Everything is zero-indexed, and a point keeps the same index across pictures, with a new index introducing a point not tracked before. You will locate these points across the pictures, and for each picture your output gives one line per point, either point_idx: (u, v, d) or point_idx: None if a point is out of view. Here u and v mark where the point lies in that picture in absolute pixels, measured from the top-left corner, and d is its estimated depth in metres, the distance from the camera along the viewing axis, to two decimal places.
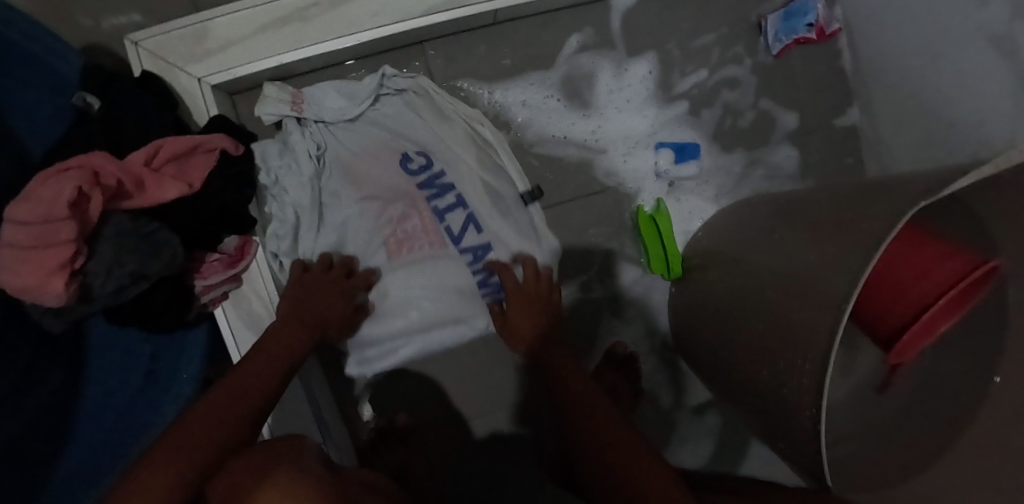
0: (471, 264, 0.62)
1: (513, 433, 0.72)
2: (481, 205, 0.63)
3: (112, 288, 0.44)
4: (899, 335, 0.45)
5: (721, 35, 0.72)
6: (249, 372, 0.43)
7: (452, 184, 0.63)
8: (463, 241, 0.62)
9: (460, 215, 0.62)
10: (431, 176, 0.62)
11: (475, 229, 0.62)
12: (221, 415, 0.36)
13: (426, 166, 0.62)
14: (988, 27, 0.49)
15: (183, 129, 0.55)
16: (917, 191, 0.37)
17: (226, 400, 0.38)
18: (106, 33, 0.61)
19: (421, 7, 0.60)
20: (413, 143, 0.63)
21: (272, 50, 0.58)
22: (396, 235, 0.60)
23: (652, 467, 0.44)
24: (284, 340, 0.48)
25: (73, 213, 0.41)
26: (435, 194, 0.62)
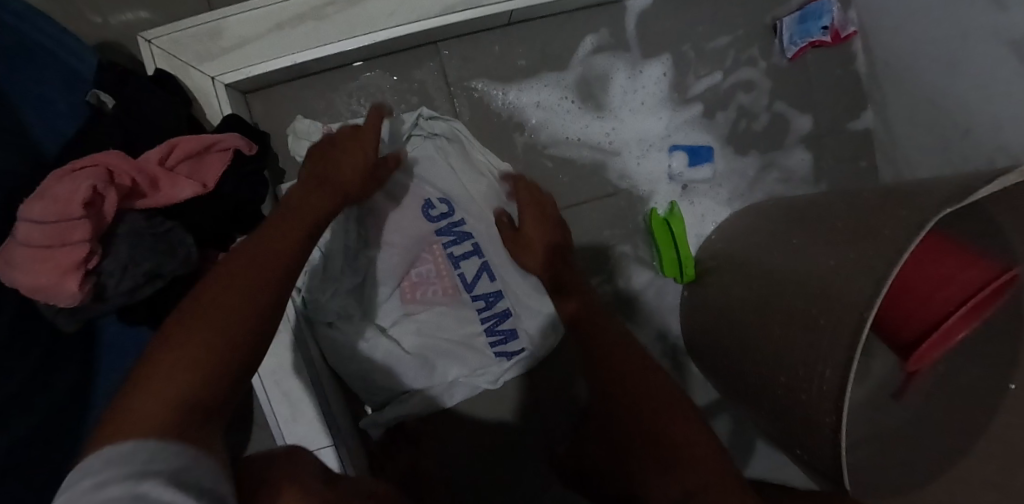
0: (483, 310, 0.66)
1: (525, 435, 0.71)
2: (495, 255, 0.66)
3: (127, 287, 0.44)
4: (920, 342, 0.44)
5: (737, 37, 0.72)
6: (253, 256, 0.36)
7: (470, 232, 0.66)
8: (476, 289, 0.66)
9: (474, 262, 0.66)
10: (451, 223, 0.66)
11: (488, 277, 0.66)
12: (234, 308, 0.30)
13: (447, 214, 0.65)
14: (1009, 31, 0.49)
15: (196, 128, 0.55)
16: (943, 197, 0.37)
17: (233, 287, 0.32)
18: (118, 29, 0.61)
19: (437, 7, 0.59)
20: (438, 190, 0.66)
21: (285, 49, 0.57)
22: (412, 283, 0.65)
23: (687, 417, 0.45)
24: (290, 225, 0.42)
25: (88, 213, 0.41)
26: (452, 241, 0.66)
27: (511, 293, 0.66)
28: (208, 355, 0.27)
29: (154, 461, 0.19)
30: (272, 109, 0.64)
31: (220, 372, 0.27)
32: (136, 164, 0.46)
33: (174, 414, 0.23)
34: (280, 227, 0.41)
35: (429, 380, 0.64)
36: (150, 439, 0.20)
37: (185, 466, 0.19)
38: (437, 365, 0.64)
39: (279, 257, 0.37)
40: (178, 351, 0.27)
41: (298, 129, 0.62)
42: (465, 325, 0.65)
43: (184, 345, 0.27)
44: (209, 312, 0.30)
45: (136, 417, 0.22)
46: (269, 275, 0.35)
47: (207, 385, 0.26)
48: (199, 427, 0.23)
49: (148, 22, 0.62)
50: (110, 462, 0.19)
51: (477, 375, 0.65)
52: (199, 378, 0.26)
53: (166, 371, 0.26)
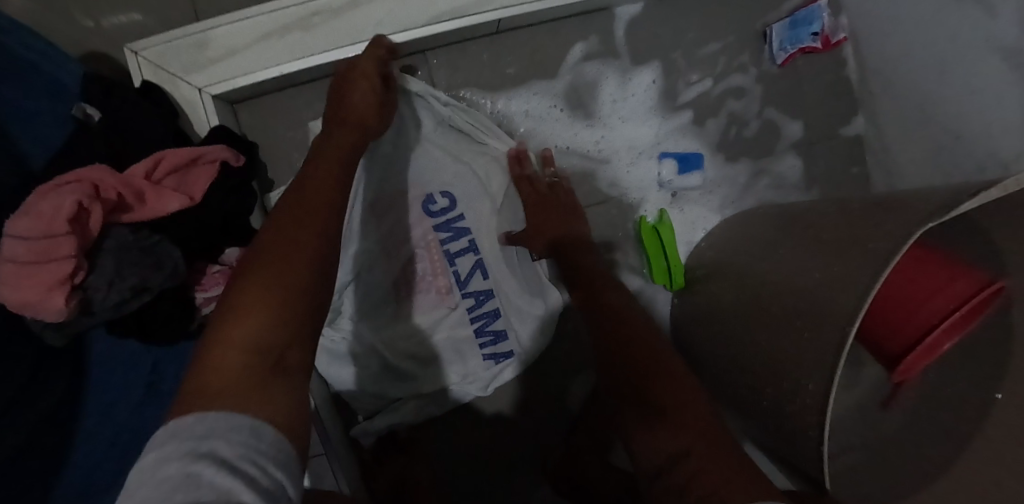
0: (473, 308, 0.66)
1: (519, 440, 0.70)
2: (491, 253, 0.66)
3: (114, 302, 0.44)
4: (904, 356, 0.44)
5: (727, 43, 0.72)
6: (293, 215, 0.38)
7: (468, 228, 0.66)
8: (468, 286, 0.66)
9: (469, 260, 0.66)
10: (449, 219, 0.66)
11: (481, 275, 0.66)
12: (280, 271, 0.33)
13: (447, 209, 0.65)
14: (1000, 40, 0.48)
15: (183, 139, 0.55)
16: (925, 212, 0.37)
17: (279, 247, 0.35)
18: (107, 34, 0.61)
19: (424, 16, 0.59)
20: (437, 184, 0.66)
21: (272, 60, 0.57)
22: (408, 277, 0.65)
23: (681, 386, 0.44)
24: (325, 181, 0.43)
25: (73, 228, 0.41)
26: (450, 237, 0.66)
27: (506, 293, 0.66)
28: (267, 319, 0.30)
29: (207, 440, 0.22)
30: (261, 119, 0.65)
31: (264, 335, 0.30)
32: (123, 178, 0.46)
33: (244, 378, 0.28)
34: (316, 185, 0.42)
35: (419, 387, 0.64)
36: (216, 409, 0.25)
37: (229, 448, 0.22)
38: (429, 371, 0.65)
39: (315, 215, 0.39)
40: (241, 313, 0.30)
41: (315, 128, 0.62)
42: (454, 328, 0.65)
43: (246, 305, 0.31)
44: (262, 274, 0.32)
45: (211, 385, 0.27)
46: (313, 237, 0.37)
47: (270, 345, 0.30)
48: (262, 392, 0.27)
49: (137, 31, 0.62)
50: (173, 436, 0.23)
51: (468, 382, 0.65)
52: (260, 339, 0.30)
53: (225, 345, 0.29)
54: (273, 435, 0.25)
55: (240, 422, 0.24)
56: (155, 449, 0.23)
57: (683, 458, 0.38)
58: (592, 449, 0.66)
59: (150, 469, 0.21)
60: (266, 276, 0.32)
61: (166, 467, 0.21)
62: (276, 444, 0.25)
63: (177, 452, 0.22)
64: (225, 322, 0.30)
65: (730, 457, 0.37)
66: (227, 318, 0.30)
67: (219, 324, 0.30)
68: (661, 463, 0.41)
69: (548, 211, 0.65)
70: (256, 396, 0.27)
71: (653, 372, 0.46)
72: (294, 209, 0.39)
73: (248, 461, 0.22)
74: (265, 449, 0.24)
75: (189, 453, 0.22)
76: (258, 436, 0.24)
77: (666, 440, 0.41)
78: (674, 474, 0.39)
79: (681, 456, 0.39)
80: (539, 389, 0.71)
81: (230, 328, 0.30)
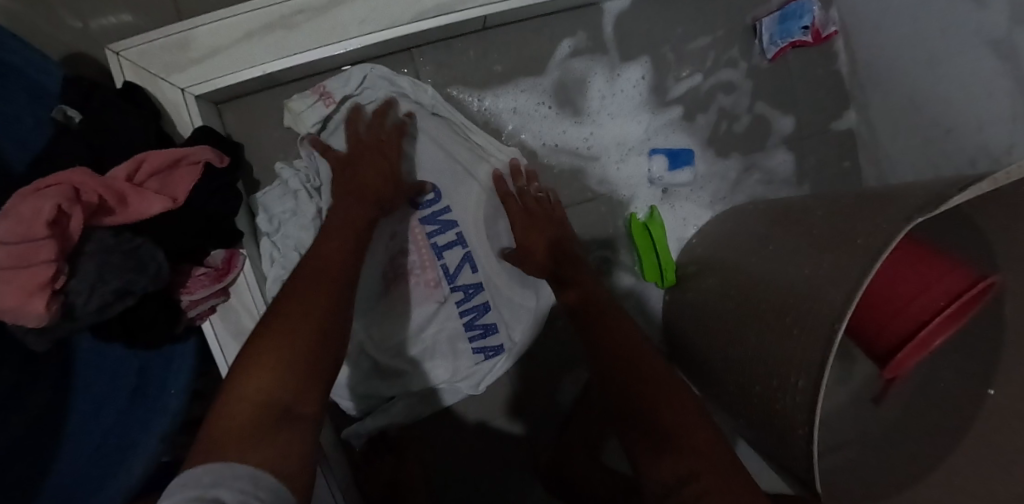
0: (461, 301, 0.65)
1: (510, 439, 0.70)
2: (479, 245, 0.65)
3: (96, 306, 0.43)
4: (896, 351, 0.43)
5: (716, 38, 0.71)
6: (305, 285, 0.41)
7: (455, 220, 0.65)
8: (457, 279, 0.65)
9: (458, 252, 0.65)
10: (435, 212, 0.65)
11: (470, 268, 0.65)
12: (301, 324, 0.37)
13: (433, 201, 0.65)
14: (989, 31, 0.48)
15: (165, 139, 0.54)
16: (916, 205, 0.36)
17: (292, 316, 0.37)
18: (94, 35, 0.60)
19: (409, 13, 0.58)
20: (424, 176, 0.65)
21: (255, 59, 0.57)
22: (395, 271, 0.64)
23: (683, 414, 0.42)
24: (336, 247, 0.47)
25: (53, 232, 0.40)
26: (436, 230, 0.65)
27: (494, 286, 0.65)
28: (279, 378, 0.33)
29: (211, 487, 0.24)
30: (247, 119, 0.64)
31: (289, 382, 0.34)
32: (104, 181, 0.45)
33: (252, 427, 0.30)
34: (327, 253, 0.45)
35: (408, 385, 0.63)
36: (221, 461, 0.27)
37: (231, 493, 0.24)
38: (422, 369, 0.64)
39: (323, 288, 0.41)
40: (260, 370, 0.34)
41: (293, 109, 0.62)
42: (443, 322, 0.64)
43: (276, 342, 0.35)
44: (275, 338, 0.36)
45: (228, 434, 0.29)
46: (327, 309, 0.39)
47: (278, 395, 0.33)
48: (260, 443, 0.29)
49: (123, 32, 0.61)
50: (179, 486, 0.25)
51: (459, 380, 0.64)
52: (271, 393, 0.33)
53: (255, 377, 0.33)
54: (269, 482, 0.27)
55: (240, 471, 0.26)
56: (163, 498, 0.25)
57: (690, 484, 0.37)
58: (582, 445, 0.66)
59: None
60: (280, 341, 0.35)
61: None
62: (274, 490, 0.26)
63: (185, 497, 0.24)
64: (245, 378, 0.33)
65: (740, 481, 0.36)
66: (246, 375, 0.34)
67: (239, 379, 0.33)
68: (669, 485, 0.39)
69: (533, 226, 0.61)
70: (258, 446, 0.29)
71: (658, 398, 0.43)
72: (308, 281, 0.41)
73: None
74: (261, 495, 0.26)
75: (195, 498, 0.24)
76: (257, 482, 0.26)
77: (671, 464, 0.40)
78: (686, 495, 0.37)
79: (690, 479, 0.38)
80: (531, 388, 0.70)
81: (246, 385, 0.33)
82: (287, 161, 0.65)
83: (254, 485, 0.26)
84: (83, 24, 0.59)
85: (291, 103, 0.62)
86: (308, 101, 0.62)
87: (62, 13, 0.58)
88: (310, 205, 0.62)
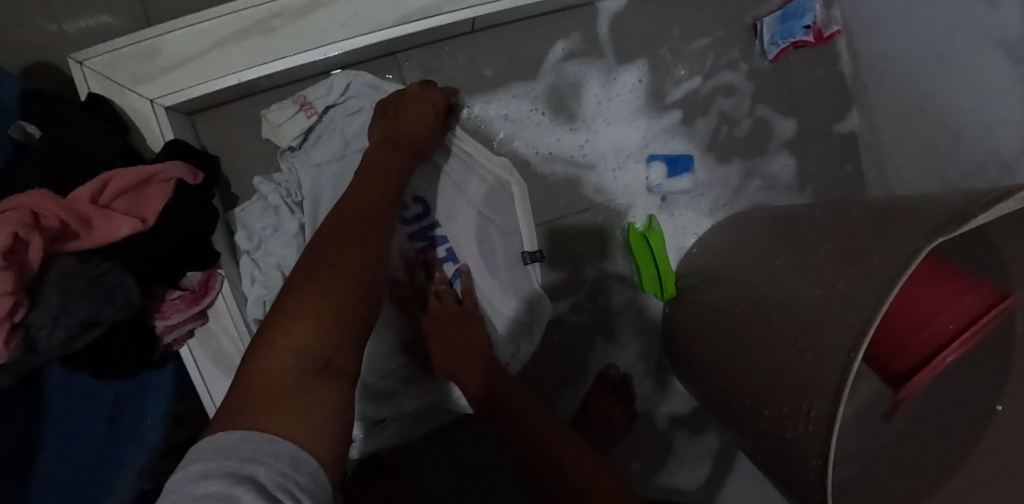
0: None
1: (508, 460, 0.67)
2: (471, 260, 0.63)
3: (61, 338, 0.40)
4: (912, 373, 0.42)
5: (716, 38, 0.68)
6: (338, 241, 0.39)
7: (445, 236, 0.63)
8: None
9: (448, 268, 0.63)
10: (424, 227, 0.63)
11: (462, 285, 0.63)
12: (345, 273, 0.36)
13: (421, 216, 0.62)
14: (1001, 34, 0.46)
15: (134, 156, 0.50)
16: (936, 224, 0.34)
17: (328, 273, 0.35)
18: (68, 37, 0.57)
19: (394, 15, 0.55)
20: (411, 190, 0.62)
21: (230, 68, 0.53)
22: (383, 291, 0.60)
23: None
24: (368, 206, 0.45)
25: (9, 262, 0.36)
26: (427, 247, 0.63)
27: (488, 303, 0.63)
28: (318, 328, 0.32)
29: (245, 465, 0.22)
30: (224, 131, 0.61)
31: (330, 333, 0.32)
32: (65, 204, 0.42)
33: (288, 382, 0.29)
34: (357, 214, 0.43)
35: (401, 406, 0.61)
36: (256, 429, 0.25)
37: (267, 475, 0.22)
38: (414, 390, 0.62)
39: (356, 246, 0.39)
40: (296, 321, 0.31)
41: (271, 120, 0.59)
42: None
43: (314, 285, 0.34)
44: (310, 291, 0.33)
45: (260, 398, 0.27)
46: (360, 266, 0.37)
47: (321, 350, 0.31)
48: (296, 407, 0.27)
49: (100, 35, 0.58)
50: (217, 452, 0.23)
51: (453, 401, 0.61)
52: (307, 346, 0.31)
53: (294, 325, 0.31)
54: (309, 465, 0.24)
55: (281, 449, 0.24)
56: (199, 462, 0.23)
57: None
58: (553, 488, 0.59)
59: (188, 484, 0.22)
60: (316, 294, 0.33)
61: (207, 482, 0.21)
62: (313, 476, 0.24)
63: (220, 470, 0.22)
64: (280, 328, 0.31)
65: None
66: (282, 325, 0.31)
67: (270, 329, 0.31)
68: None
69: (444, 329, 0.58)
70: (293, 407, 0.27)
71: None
72: (343, 237, 0.39)
73: (283, 491, 0.22)
74: (299, 481, 0.23)
75: (230, 474, 0.22)
76: (296, 467, 0.24)
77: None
78: None
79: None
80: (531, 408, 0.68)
81: (279, 336, 0.31)
82: (267, 175, 0.62)
83: (292, 467, 0.24)
84: (57, 26, 0.56)
85: (270, 113, 0.58)
86: (288, 110, 0.59)
87: (34, 14, 0.55)
88: (294, 220, 0.60)
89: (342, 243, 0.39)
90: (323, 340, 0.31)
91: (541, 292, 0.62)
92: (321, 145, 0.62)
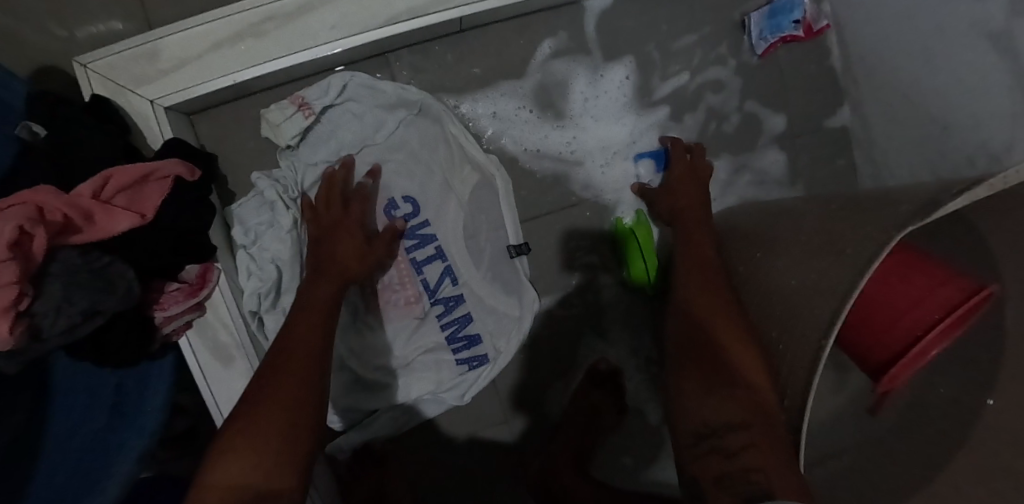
0: (442, 315, 0.62)
1: (516, 439, 0.68)
2: (459, 257, 0.63)
3: (64, 327, 0.41)
4: (888, 366, 0.41)
5: (704, 35, 0.69)
6: (283, 363, 0.43)
7: (433, 234, 0.63)
8: (438, 293, 0.63)
9: (437, 266, 0.63)
10: (413, 226, 0.63)
11: (451, 281, 0.63)
12: (287, 389, 0.40)
13: (411, 215, 0.63)
14: (985, 24, 0.45)
15: (135, 155, 0.53)
16: (905, 214, 0.34)
17: (264, 419, 0.38)
18: (79, 42, 0.60)
19: (382, 17, 0.57)
20: (401, 189, 0.63)
21: (225, 69, 0.55)
22: (375, 288, 0.61)
23: (757, 390, 0.40)
24: (308, 331, 0.46)
25: (15, 254, 0.37)
26: (415, 245, 0.63)
27: (477, 299, 0.63)
28: (257, 464, 0.35)
29: None
30: (221, 131, 0.63)
31: (255, 453, 0.35)
32: (67, 199, 0.43)
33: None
34: (296, 346, 0.45)
35: (392, 399, 0.61)
36: None
37: None
38: (400, 383, 0.61)
39: (296, 382, 0.41)
40: (229, 455, 0.35)
41: (270, 120, 0.60)
42: (422, 339, 0.62)
43: (257, 407, 0.39)
44: (243, 439, 0.36)
45: None
46: (302, 404, 0.40)
47: (251, 475, 0.34)
48: None
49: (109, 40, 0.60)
50: None
51: (443, 391, 0.62)
52: (242, 475, 0.34)
53: (233, 455, 0.35)
54: None
55: None
56: None
57: (729, 481, 0.35)
58: (574, 456, 0.64)
59: None
60: (250, 443, 0.36)
61: None
62: None
63: None
64: (217, 465, 0.34)
65: (797, 478, 0.32)
66: (219, 461, 0.35)
67: (211, 467, 0.35)
68: (706, 484, 0.38)
69: (687, 183, 0.64)
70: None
71: (712, 385, 0.45)
72: (281, 377, 0.41)
73: None
74: None
75: None
76: None
77: (718, 466, 0.38)
78: (730, 437, 0.39)
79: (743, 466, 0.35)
80: (527, 400, 0.68)
81: (218, 473, 0.34)
82: (265, 171, 0.64)
83: None
84: (67, 32, 0.58)
85: (269, 113, 0.60)
86: (286, 111, 0.61)
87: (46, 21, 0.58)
88: (289, 217, 0.62)
89: (291, 351, 0.44)
90: (254, 455, 0.35)
91: (529, 285, 0.64)
92: (319, 145, 0.63)
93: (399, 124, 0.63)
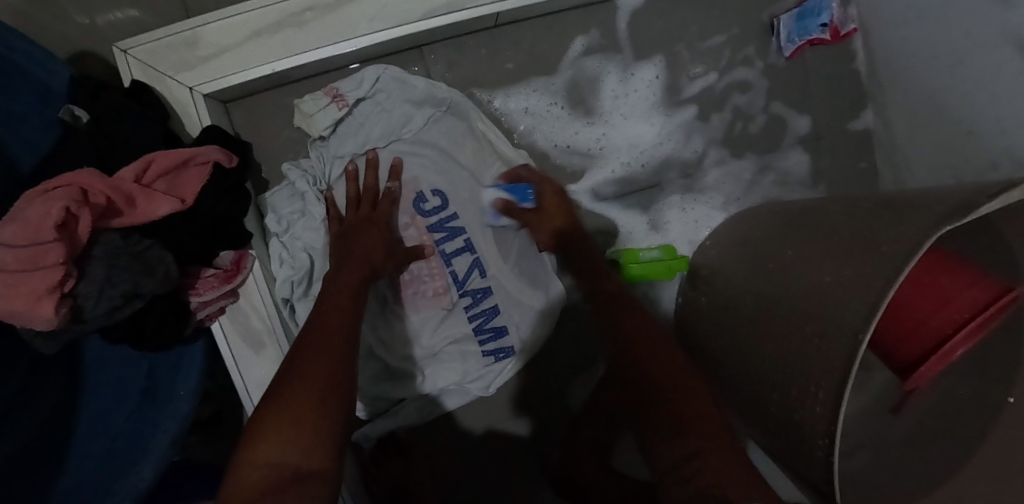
0: (470, 307, 0.63)
1: (534, 434, 0.68)
2: (486, 248, 0.64)
3: (106, 309, 0.41)
4: (917, 364, 0.42)
5: (732, 36, 0.70)
6: (315, 343, 0.42)
7: (462, 227, 0.64)
8: (466, 285, 0.63)
9: (466, 258, 0.63)
10: (443, 218, 0.63)
11: (479, 273, 0.63)
12: (321, 369, 0.40)
13: (440, 208, 0.63)
14: (1014, 32, 0.46)
15: (175, 140, 0.53)
16: (944, 211, 0.35)
17: (299, 395, 0.37)
18: (100, 30, 0.60)
19: (419, 10, 0.58)
20: (431, 182, 0.64)
21: (263, 58, 0.56)
22: (405, 279, 0.62)
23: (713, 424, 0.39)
24: (335, 315, 0.46)
25: (62, 235, 0.38)
26: (445, 237, 0.63)
27: (504, 291, 0.64)
28: (293, 443, 0.34)
29: None
30: (255, 119, 0.64)
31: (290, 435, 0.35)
32: (111, 182, 0.43)
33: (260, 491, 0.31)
34: (324, 330, 0.44)
35: (418, 388, 0.62)
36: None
37: None
38: (425, 375, 0.62)
39: (332, 360, 0.41)
40: (266, 434, 0.35)
41: (304, 110, 0.61)
42: (449, 330, 0.63)
43: (289, 386, 0.38)
44: (276, 417, 0.36)
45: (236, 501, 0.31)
46: (333, 385, 0.39)
47: (287, 454, 0.34)
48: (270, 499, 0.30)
49: (130, 28, 0.60)
50: None
51: (468, 382, 0.63)
52: (280, 454, 0.34)
53: (271, 436, 0.35)
54: None
55: None
56: None
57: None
58: (594, 451, 0.65)
59: None
60: (283, 421, 0.36)
61: None
62: None
63: None
64: (255, 447, 0.34)
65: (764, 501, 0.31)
66: (256, 442, 0.35)
67: (248, 447, 0.35)
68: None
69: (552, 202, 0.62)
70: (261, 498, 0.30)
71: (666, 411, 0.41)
72: (315, 355, 0.41)
73: None
74: None
75: None
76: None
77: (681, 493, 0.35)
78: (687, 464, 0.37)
79: (692, 464, 0.36)
80: (549, 394, 0.69)
81: (257, 451, 0.34)
82: (296, 161, 0.64)
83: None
84: (88, 19, 0.58)
85: (303, 104, 0.60)
86: (320, 102, 0.61)
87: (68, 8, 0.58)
88: (320, 206, 0.62)
89: (322, 330, 0.44)
90: (286, 435, 0.35)
91: (554, 276, 0.64)
92: (350, 137, 0.64)
93: (437, 113, 0.64)
